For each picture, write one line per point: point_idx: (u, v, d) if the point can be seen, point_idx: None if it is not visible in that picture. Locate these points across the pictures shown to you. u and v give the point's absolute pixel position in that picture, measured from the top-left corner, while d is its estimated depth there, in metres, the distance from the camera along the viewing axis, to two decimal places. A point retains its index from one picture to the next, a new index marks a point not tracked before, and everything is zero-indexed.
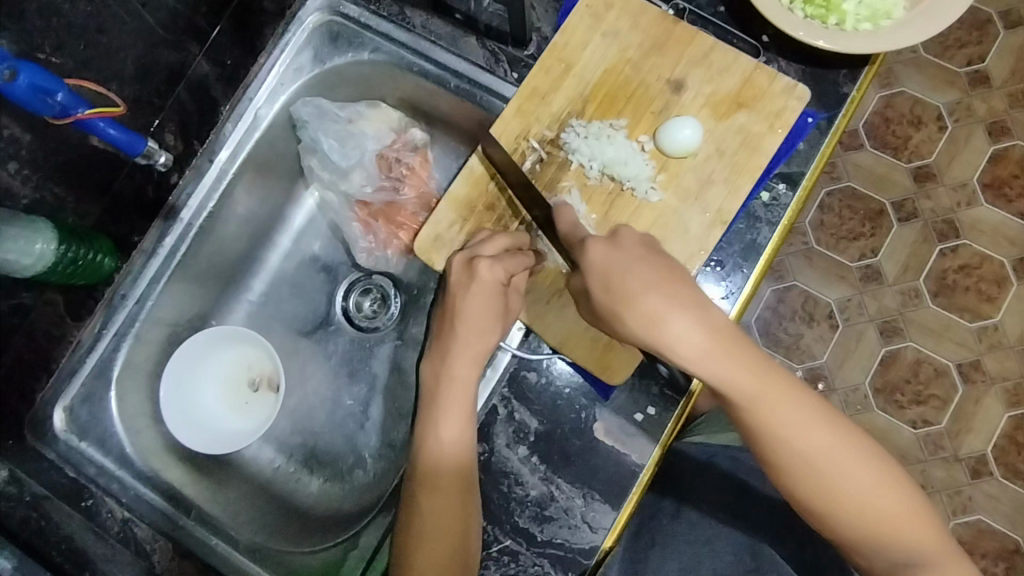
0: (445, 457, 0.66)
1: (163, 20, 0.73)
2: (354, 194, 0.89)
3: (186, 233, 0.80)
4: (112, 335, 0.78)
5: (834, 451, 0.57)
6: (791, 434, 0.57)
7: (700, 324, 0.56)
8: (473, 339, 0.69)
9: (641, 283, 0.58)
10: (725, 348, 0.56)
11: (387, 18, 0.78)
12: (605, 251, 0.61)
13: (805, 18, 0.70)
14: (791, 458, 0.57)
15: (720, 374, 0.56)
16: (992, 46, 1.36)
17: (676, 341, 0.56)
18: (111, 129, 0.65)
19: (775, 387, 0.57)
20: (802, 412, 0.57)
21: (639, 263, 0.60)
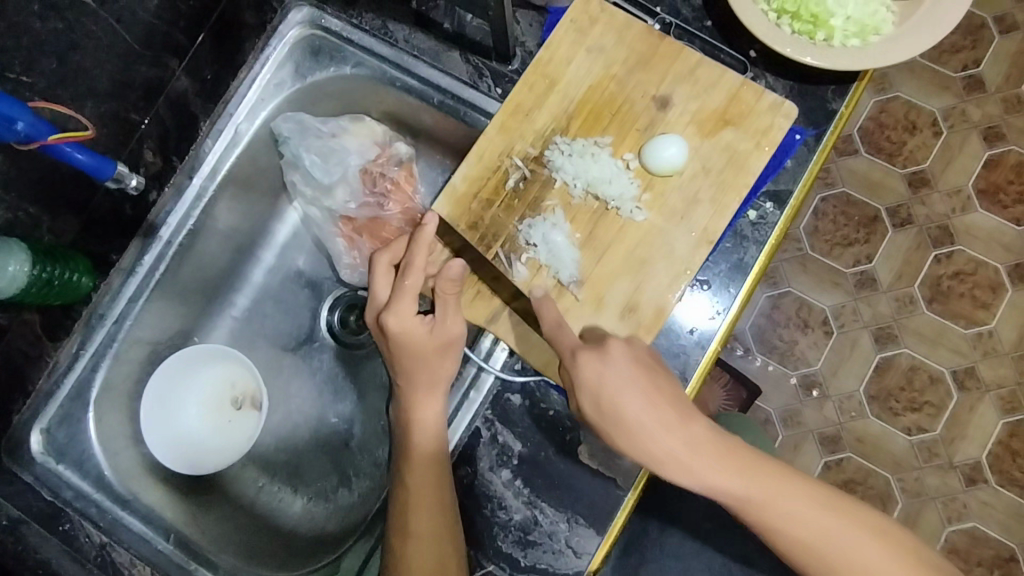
0: (426, 488, 0.67)
1: (141, 37, 0.72)
2: (338, 210, 0.87)
3: (164, 251, 0.79)
4: (90, 356, 0.76)
5: (841, 552, 0.58)
6: (786, 527, 0.58)
7: (690, 442, 0.58)
8: (420, 372, 0.71)
9: (631, 438, 0.59)
10: (720, 466, 0.58)
11: (369, 32, 0.77)
12: (598, 370, 0.60)
13: (793, 34, 0.68)
14: (803, 558, 0.58)
15: (708, 483, 0.58)
16: (986, 51, 1.35)
17: (672, 463, 0.58)
18: (78, 153, 0.63)
19: (784, 503, 0.58)
20: (791, 499, 0.58)
21: (628, 381, 0.60)
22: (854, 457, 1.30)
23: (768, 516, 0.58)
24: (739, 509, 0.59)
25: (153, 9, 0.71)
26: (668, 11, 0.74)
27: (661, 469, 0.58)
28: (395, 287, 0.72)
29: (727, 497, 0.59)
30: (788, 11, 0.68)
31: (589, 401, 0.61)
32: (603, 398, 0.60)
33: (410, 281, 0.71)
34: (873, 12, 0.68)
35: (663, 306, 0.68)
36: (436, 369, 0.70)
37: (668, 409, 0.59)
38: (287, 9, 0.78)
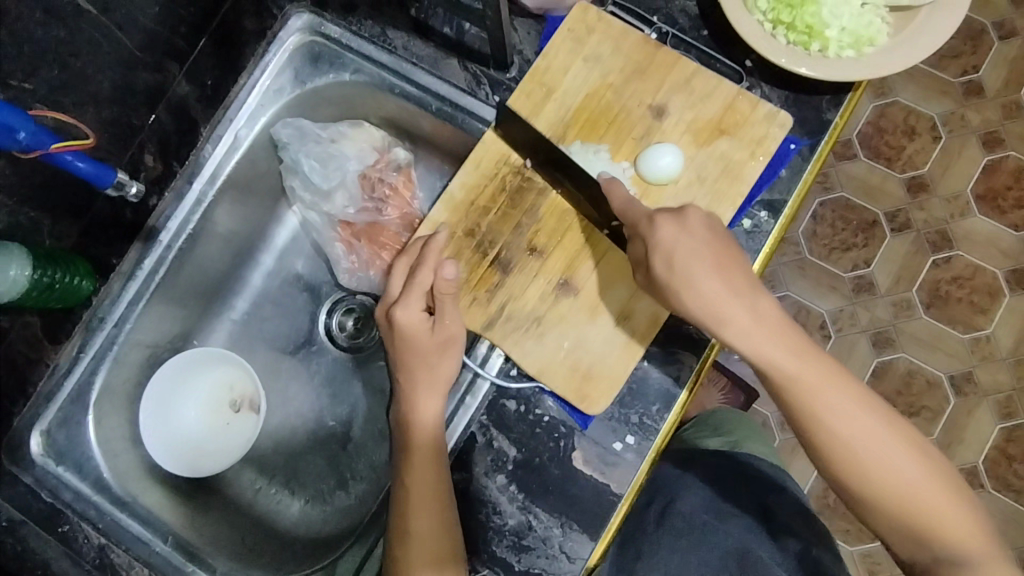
0: (423, 492, 0.66)
1: (140, 42, 0.73)
2: (337, 215, 0.88)
3: (164, 255, 0.79)
4: (90, 359, 0.76)
5: (870, 448, 0.61)
6: (828, 414, 0.61)
7: (749, 311, 0.62)
8: (420, 370, 0.69)
9: (692, 299, 0.62)
10: (772, 338, 0.62)
11: (369, 39, 0.78)
12: (674, 233, 0.62)
13: (787, 44, 0.69)
14: (835, 449, 0.61)
15: (763, 351, 0.62)
16: (986, 56, 1.36)
17: (731, 323, 0.61)
18: (80, 162, 0.64)
19: (829, 393, 0.61)
20: (842, 393, 0.62)
21: (703, 250, 0.62)
22: None
23: (808, 402, 0.61)
24: (779, 388, 0.62)
25: (152, 15, 0.72)
26: (665, 21, 0.75)
27: (716, 326, 0.62)
28: (402, 280, 0.71)
29: (772, 370, 0.62)
30: (784, 22, 0.69)
31: (655, 265, 0.63)
32: (671, 263, 0.62)
33: (422, 276, 0.69)
34: (868, 22, 0.69)
35: (657, 314, 0.68)
36: (442, 368, 0.69)
37: (742, 286, 0.62)
38: (288, 15, 0.79)
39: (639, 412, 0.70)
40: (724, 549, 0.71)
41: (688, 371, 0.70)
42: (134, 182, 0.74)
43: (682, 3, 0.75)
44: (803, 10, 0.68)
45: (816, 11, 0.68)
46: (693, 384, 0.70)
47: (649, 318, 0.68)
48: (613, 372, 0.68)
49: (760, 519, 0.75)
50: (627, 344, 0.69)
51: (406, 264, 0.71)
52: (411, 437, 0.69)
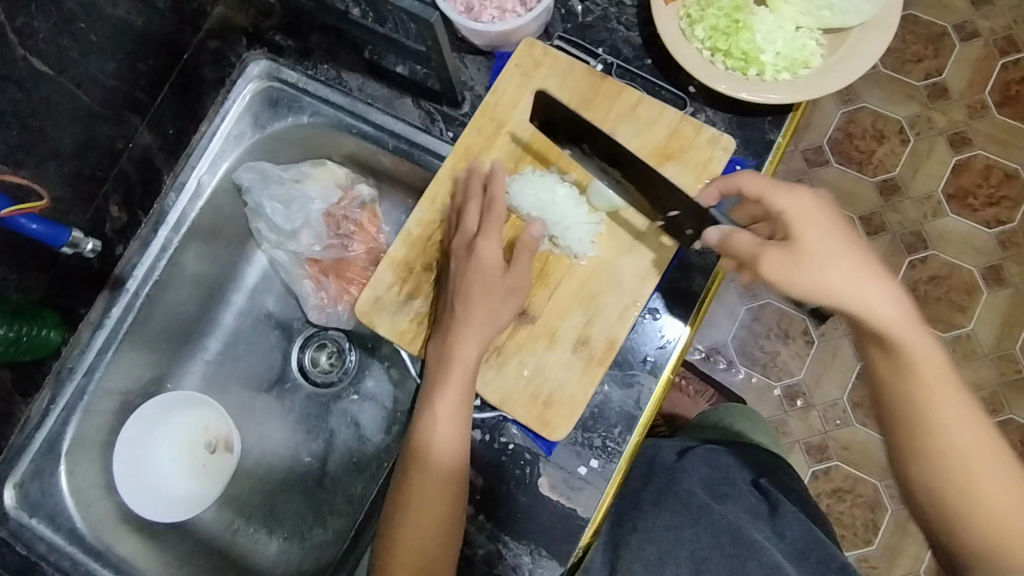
0: (444, 442, 0.66)
1: (101, 98, 0.75)
2: (303, 252, 0.89)
3: (132, 302, 0.81)
4: (62, 410, 0.78)
5: (987, 465, 0.54)
6: (939, 434, 0.55)
7: (893, 298, 0.55)
8: (487, 304, 0.67)
9: (829, 276, 0.55)
10: (922, 334, 0.55)
11: (324, 82, 0.80)
12: (823, 209, 0.58)
13: (725, 70, 0.72)
14: (953, 475, 0.54)
15: (906, 349, 0.55)
16: (948, 58, 1.39)
17: (881, 307, 0.55)
18: (33, 224, 0.65)
19: (959, 397, 0.56)
20: (964, 421, 0.55)
21: (835, 231, 0.57)
22: (842, 466, 1.29)
23: (930, 414, 0.55)
24: (897, 380, 0.56)
25: (109, 71, 0.74)
26: (609, 52, 0.77)
27: (861, 314, 0.55)
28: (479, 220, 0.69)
29: (905, 360, 0.55)
30: (721, 49, 0.71)
31: (799, 235, 0.57)
32: (799, 230, 0.57)
33: (491, 224, 0.69)
34: (802, 45, 0.71)
35: (613, 339, 0.70)
36: (473, 323, 0.67)
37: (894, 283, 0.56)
38: (246, 63, 0.81)
39: (601, 435, 0.72)
40: (719, 527, 0.69)
41: (648, 392, 0.72)
42: (91, 239, 0.74)
43: (626, 34, 0.77)
44: (738, 37, 0.71)
45: (750, 38, 0.71)
46: (653, 405, 0.72)
47: (606, 344, 0.70)
48: (574, 396, 0.70)
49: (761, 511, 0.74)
50: (585, 369, 0.70)
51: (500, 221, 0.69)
52: (440, 371, 0.67)
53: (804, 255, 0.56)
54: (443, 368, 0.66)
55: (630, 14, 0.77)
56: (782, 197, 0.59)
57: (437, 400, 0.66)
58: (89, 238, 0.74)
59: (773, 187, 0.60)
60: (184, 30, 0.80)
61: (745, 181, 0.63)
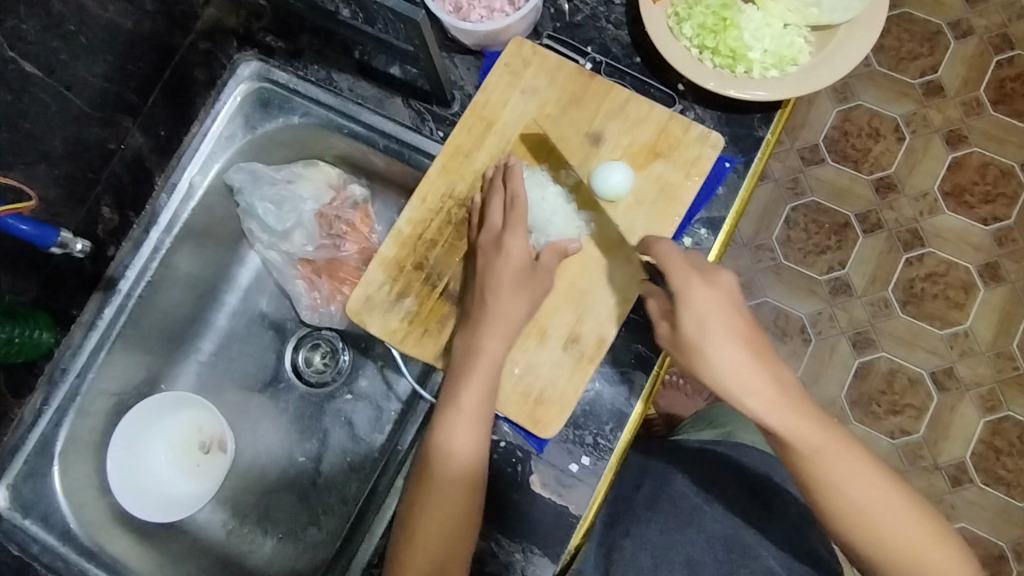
0: (468, 436, 0.65)
1: (92, 100, 0.75)
2: (296, 253, 0.89)
3: (124, 303, 0.81)
4: (54, 410, 0.78)
5: (875, 521, 0.59)
6: (839, 488, 0.60)
7: (764, 387, 0.59)
8: (510, 300, 0.67)
9: (704, 368, 0.60)
10: (797, 404, 0.60)
11: (314, 82, 0.80)
12: (710, 296, 0.61)
13: (713, 68, 0.72)
14: (854, 521, 0.60)
15: (788, 422, 0.59)
16: (943, 56, 1.39)
17: (752, 398, 0.59)
18: (22, 224, 0.66)
19: (841, 464, 0.60)
20: (852, 467, 0.60)
21: (715, 308, 0.61)
22: None
23: (821, 472, 0.60)
24: (784, 452, 0.61)
25: (99, 73, 0.75)
26: (598, 51, 0.78)
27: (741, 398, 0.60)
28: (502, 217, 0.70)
29: (784, 441, 0.60)
30: (709, 47, 0.72)
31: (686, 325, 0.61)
32: (685, 318, 0.61)
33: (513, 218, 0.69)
34: (790, 43, 0.72)
35: (603, 336, 0.70)
36: (494, 325, 0.67)
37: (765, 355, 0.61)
38: (237, 64, 0.82)
39: (592, 433, 0.72)
40: (713, 534, 0.71)
41: (639, 389, 0.72)
42: (80, 239, 0.73)
43: (614, 32, 0.77)
44: (726, 35, 0.71)
45: (738, 35, 0.72)
46: (644, 401, 0.72)
47: (595, 341, 0.70)
48: (564, 395, 0.70)
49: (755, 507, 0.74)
50: (576, 367, 0.70)
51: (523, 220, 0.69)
52: (465, 365, 0.66)
53: (686, 345, 0.61)
54: (467, 366, 0.66)
55: (618, 12, 0.77)
56: (678, 281, 0.62)
57: (460, 394, 0.65)
58: (79, 239, 0.74)
59: (675, 266, 0.63)
60: (174, 32, 0.81)
61: (659, 251, 0.65)
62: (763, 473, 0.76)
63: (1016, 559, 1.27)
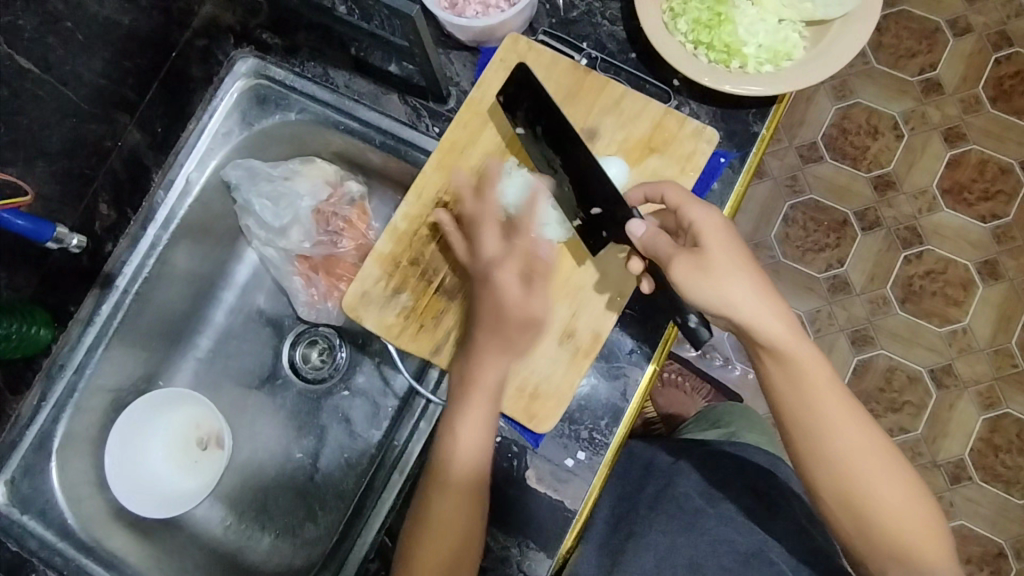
0: (465, 460, 0.66)
1: (89, 96, 0.75)
2: (293, 250, 0.89)
3: (122, 300, 0.82)
4: (52, 406, 0.78)
5: (864, 463, 0.62)
6: (830, 427, 0.62)
7: (782, 316, 0.61)
8: (499, 328, 0.67)
9: (725, 293, 0.60)
10: (807, 346, 0.61)
11: (311, 79, 0.81)
12: (725, 234, 0.62)
13: (708, 63, 0.72)
14: (839, 463, 0.62)
15: (794, 358, 0.61)
16: (941, 54, 1.39)
17: (764, 328, 0.60)
18: (18, 219, 0.66)
19: (838, 402, 0.62)
20: (845, 413, 0.62)
21: (732, 246, 0.61)
22: None
23: (817, 410, 0.62)
24: (788, 386, 0.62)
25: (96, 69, 0.75)
26: (594, 46, 0.78)
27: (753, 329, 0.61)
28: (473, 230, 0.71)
29: (794, 371, 0.62)
30: (704, 42, 0.72)
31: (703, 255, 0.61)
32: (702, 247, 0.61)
33: (501, 245, 0.70)
34: (784, 38, 0.72)
35: (599, 331, 0.70)
36: (488, 350, 0.68)
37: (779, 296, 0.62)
38: (234, 61, 0.82)
39: (588, 427, 0.72)
40: (717, 538, 0.71)
41: (634, 384, 0.73)
42: (77, 235, 0.75)
43: (610, 28, 0.78)
44: (721, 30, 0.72)
45: (733, 30, 0.72)
46: (640, 396, 0.72)
47: (591, 336, 0.70)
48: (559, 390, 0.70)
49: (751, 501, 0.74)
50: (571, 362, 0.70)
51: (495, 231, 0.70)
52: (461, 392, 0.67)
53: (709, 267, 0.60)
54: (464, 392, 0.67)
55: (614, 8, 0.77)
56: (696, 209, 0.63)
57: (458, 423, 0.66)
58: (76, 234, 0.75)
59: (688, 199, 0.64)
60: (171, 28, 0.81)
61: (667, 189, 0.65)
62: (764, 472, 0.77)
63: (1015, 556, 1.27)
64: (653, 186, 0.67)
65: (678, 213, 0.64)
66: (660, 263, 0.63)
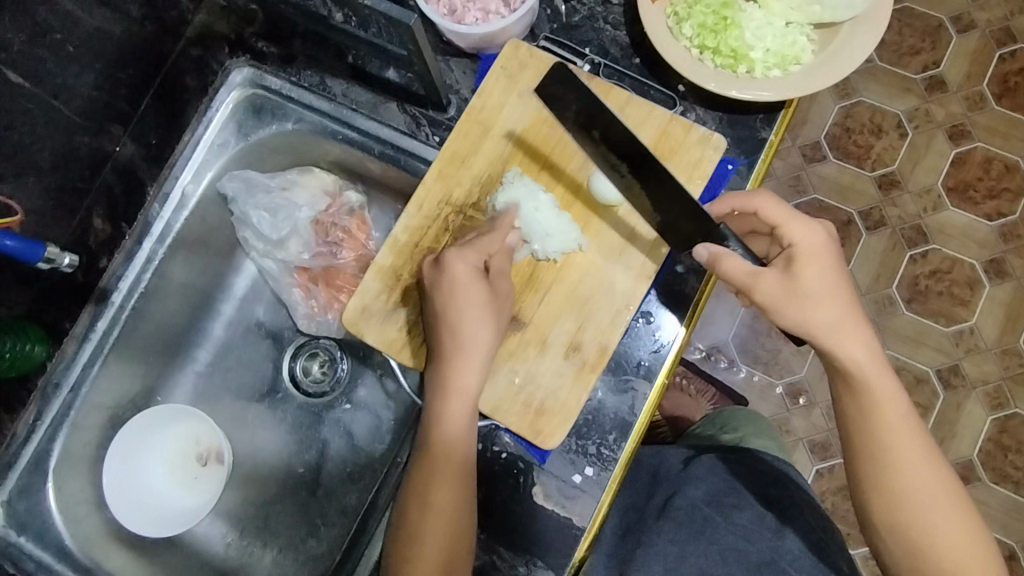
0: (456, 450, 0.65)
1: (81, 109, 0.74)
2: (292, 261, 0.88)
3: (118, 315, 0.80)
4: (47, 425, 0.77)
5: (931, 501, 0.61)
6: (892, 456, 0.62)
7: (862, 344, 0.62)
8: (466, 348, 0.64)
9: (807, 314, 0.62)
10: (880, 374, 0.62)
11: (308, 89, 0.79)
12: (827, 258, 0.62)
13: (714, 68, 0.70)
14: (884, 488, 0.62)
15: (868, 386, 0.62)
16: (946, 51, 1.37)
17: (838, 348, 0.62)
18: (6, 239, 0.64)
19: (910, 437, 0.63)
20: (911, 443, 0.62)
21: (829, 267, 0.62)
22: None
23: (881, 435, 0.63)
24: (859, 415, 0.64)
25: (88, 81, 0.74)
26: (596, 52, 0.76)
27: (831, 353, 0.63)
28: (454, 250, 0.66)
29: (863, 400, 0.63)
30: (710, 47, 0.70)
31: (806, 275, 0.62)
32: (808, 270, 0.62)
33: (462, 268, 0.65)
34: (792, 41, 0.71)
35: (605, 345, 0.68)
36: (464, 393, 0.64)
37: (864, 326, 0.63)
38: (229, 70, 0.80)
39: (595, 443, 0.71)
40: (726, 545, 0.69)
41: (642, 398, 0.71)
42: (67, 253, 0.73)
43: (612, 33, 0.76)
44: (727, 35, 0.70)
45: (739, 35, 0.70)
46: (647, 410, 0.71)
47: (597, 350, 0.68)
48: (565, 404, 0.68)
49: (773, 511, 0.72)
50: (577, 375, 0.68)
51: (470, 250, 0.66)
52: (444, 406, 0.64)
53: (793, 290, 0.62)
54: (443, 400, 0.64)
55: (616, 13, 0.76)
56: (799, 229, 0.62)
57: (442, 427, 0.64)
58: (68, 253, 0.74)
59: (792, 217, 0.63)
60: (165, 38, 0.80)
61: (764, 204, 0.64)
62: (779, 482, 0.76)
63: None
64: (744, 198, 0.66)
65: (780, 231, 0.63)
66: (741, 287, 0.64)
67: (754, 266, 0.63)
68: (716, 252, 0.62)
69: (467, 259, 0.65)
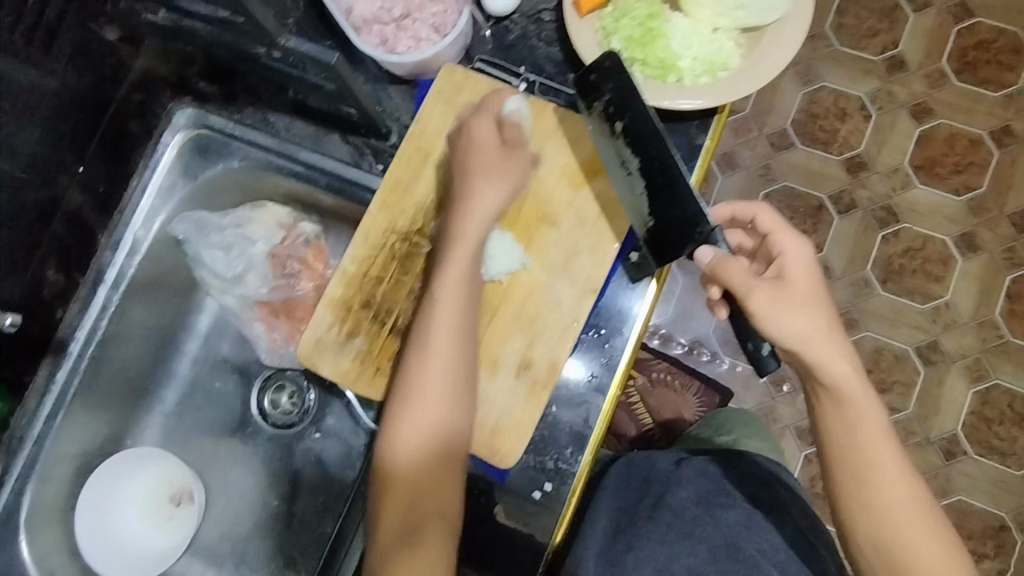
0: (450, 307, 0.65)
1: (25, 164, 0.74)
2: (251, 296, 0.88)
3: (78, 365, 0.80)
4: (15, 479, 0.77)
5: (907, 515, 0.62)
6: (870, 468, 0.63)
7: (845, 359, 0.62)
8: (472, 199, 0.67)
9: (797, 322, 0.61)
10: (859, 389, 0.63)
11: (252, 126, 0.80)
12: (807, 273, 0.64)
13: (644, 79, 0.72)
14: (860, 499, 0.63)
15: (847, 400, 0.63)
16: (903, 31, 1.38)
17: (821, 363, 0.62)
18: None
19: (889, 452, 0.63)
20: (888, 458, 0.63)
21: (813, 282, 0.64)
22: None
23: (859, 449, 0.63)
24: (841, 431, 0.64)
25: (29, 137, 0.74)
26: (531, 70, 0.77)
27: (815, 368, 0.62)
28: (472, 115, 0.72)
29: (841, 415, 0.63)
30: (638, 58, 0.71)
31: (795, 285, 0.63)
32: (796, 280, 0.63)
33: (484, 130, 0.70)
34: (719, 48, 0.71)
35: (555, 361, 0.69)
36: (463, 250, 0.66)
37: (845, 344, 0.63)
38: (172, 114, 0.82)
39: (553, 458, 0.73)
40: (713, 542, 0.68)
41: (597, 410, 0.72)
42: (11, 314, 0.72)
43: (546, 49, 0.77)
44: (653, 46, 0.71)
45: (666, 45, 0.71)
46: (602, 423, 0.72)
47: (547, 367, 0.69)
48: (520, 423, 0.69)
49: (756, 509, 0.72)
50: (529, 395, 0.69)
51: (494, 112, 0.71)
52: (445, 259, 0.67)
53: (788, 295, 0.62)
54: (448, 252, 0.67)
55: (549, 29, 0.77)
56: (788, 241, 0.66)
57: (440, 279, 0.66)
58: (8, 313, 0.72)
59: (784, 228, 0.67)
60: (106, 86, 0.80)
61: (762, 214, 0.68)
62: (763, 483, 0.76)
63: (1018, 528, 1.27)
64: (744, 206, 0.70)
65: (772, 239, 0.67)
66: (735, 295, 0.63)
67: (749, 275, 0.62)
68: (717, 258, 0.62)
69: (486, 123, 0.70)
